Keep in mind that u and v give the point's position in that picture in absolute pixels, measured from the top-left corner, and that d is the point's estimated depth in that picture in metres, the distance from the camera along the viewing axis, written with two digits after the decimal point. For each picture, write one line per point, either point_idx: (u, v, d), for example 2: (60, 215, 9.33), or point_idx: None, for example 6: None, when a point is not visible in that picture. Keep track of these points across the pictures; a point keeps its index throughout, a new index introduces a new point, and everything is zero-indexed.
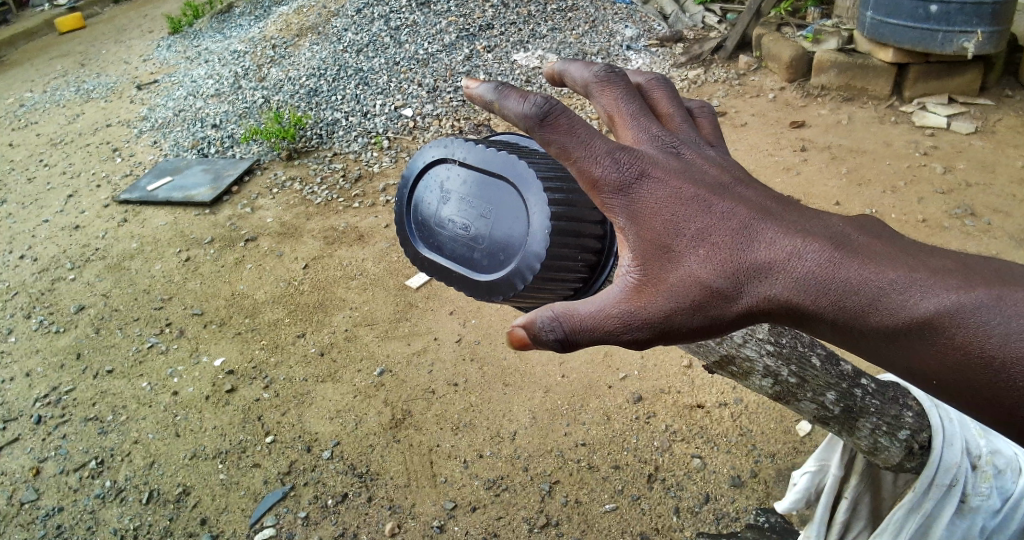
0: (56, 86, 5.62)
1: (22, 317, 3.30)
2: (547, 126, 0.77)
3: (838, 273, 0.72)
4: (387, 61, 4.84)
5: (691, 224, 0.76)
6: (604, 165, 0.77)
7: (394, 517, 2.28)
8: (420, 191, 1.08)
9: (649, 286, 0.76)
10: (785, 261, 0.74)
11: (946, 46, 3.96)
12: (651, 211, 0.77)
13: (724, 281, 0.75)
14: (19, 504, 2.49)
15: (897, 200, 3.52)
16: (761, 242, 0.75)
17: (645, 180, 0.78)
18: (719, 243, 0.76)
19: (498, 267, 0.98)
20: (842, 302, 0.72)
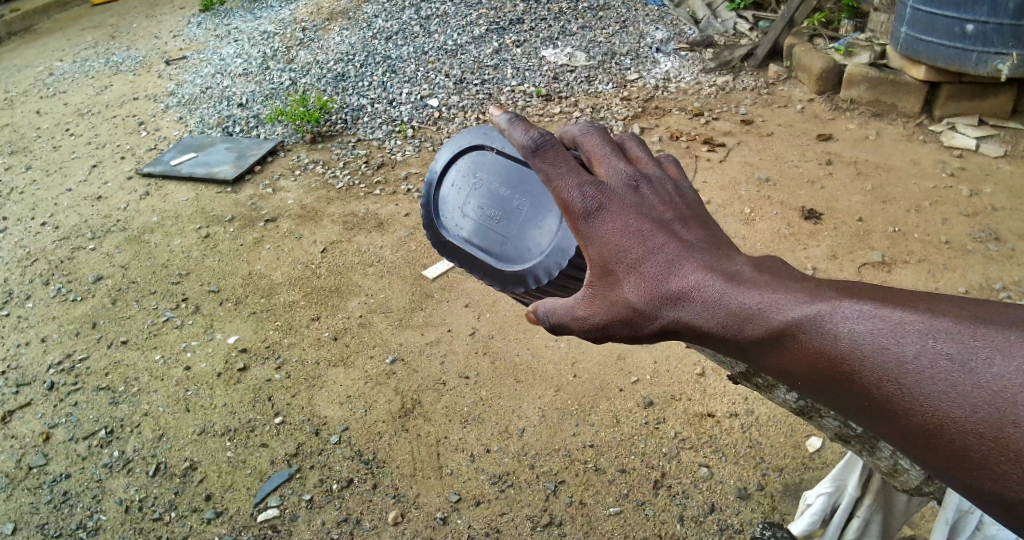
0: (86, 57, 5.66)
1: (41, 284, 3.33)
2: (536, 154, 1.00)
3: (728, 304, 0.84)
4: (415, 50, 4.85)
5: (623, 254, 0.92)
6: (574, 196, 0.95)
7: (398, 506, 2.28)
8: (460, 186, 1.31)
9: (597, 299, 0.95)
10: (690, 290, 0.87)
11: (979, 66, 3.88)
12: (604, 239, 0.93)
13: (649, 302, 0.90)
14: (28, 468, 2.52)
15: (920, 220, 3.47)
16: (677, 272, 0.88)
17: (603, 212, 0.94)
18: (642, 270, 0.90)
19: (527, 255, 1.16)
20: (724, 328, 0.84)
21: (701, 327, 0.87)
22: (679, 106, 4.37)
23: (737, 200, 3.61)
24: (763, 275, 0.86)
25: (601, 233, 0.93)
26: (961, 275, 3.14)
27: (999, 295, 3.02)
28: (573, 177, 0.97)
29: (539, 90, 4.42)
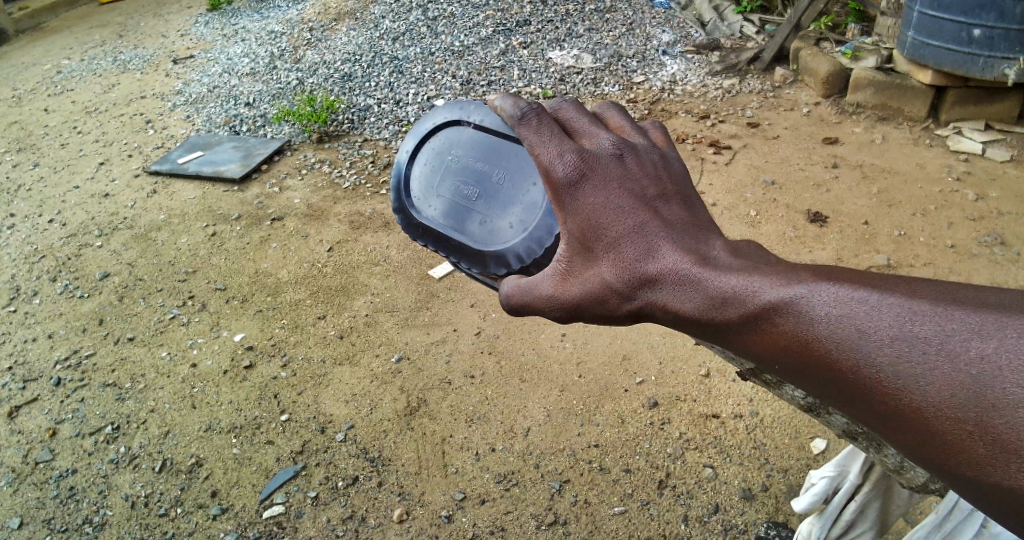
0: (94, 56, 5.68)
1: (48, 281, 3.35)
2: (522, 121, 1.07)
3: (699, 288, 0.88)
4: (422, 51, 4.86)
5: (599, 234, 0.96)
6: (556, 166, 1.00)
7: (403, 504, 2.29)
8: (436, 174, 1.40)
9: (575, 276, 1.01)
10: (665, 275, 0.91)
11: (986, 71, 3.89)
12: (586, 215, 0.98)
13: (624, 283, 0.95)
14: (34, 463, 2.53)
15: (926, 224, 3.47)
16: (651, 256, 0.93)
17: (587, 189, 0.98)
18: (620, 252, 0.95)
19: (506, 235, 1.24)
20: (698, 313, 0.89)
21: (675, 311, 0.91)
22: (684, 108, 4.37)
23: (742, 203, 3.62)
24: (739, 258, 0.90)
25: (582, 210, 0.98)
26: (966, 279, 3.14)
27: None
28: (549, 150, 1.02)
29: (545, 92, 4.43)
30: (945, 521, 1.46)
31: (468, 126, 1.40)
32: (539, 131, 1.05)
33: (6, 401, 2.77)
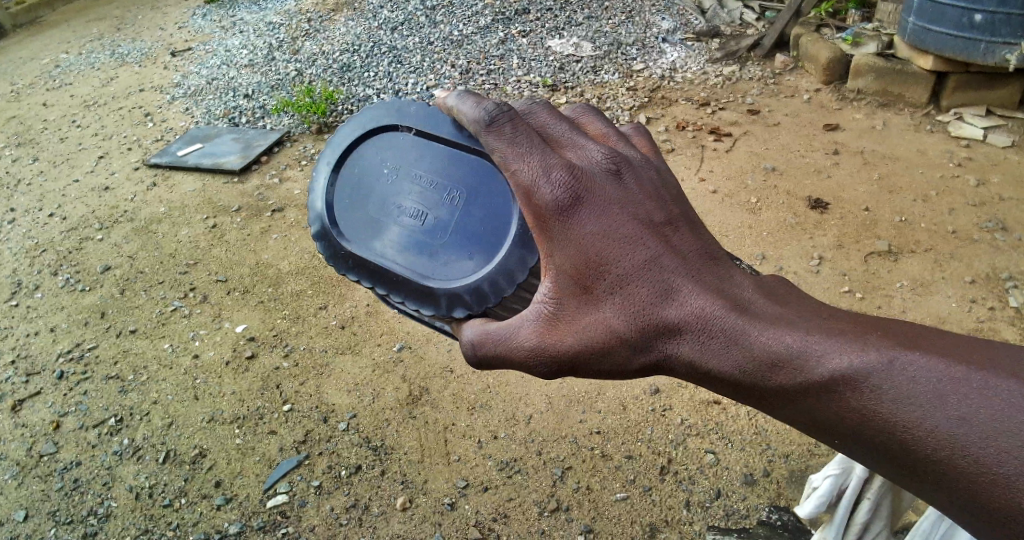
0: (92, 49, 5.66)
1: (50, 274, 3.35)
2: (490, 127, 1.08)
3: (714, 327, 0.95)
4: (421, 41, 4.85)
5: (603, 269, 0.99)
6: (552, 190, 1.00)
7: (406, 492, 2.30)
8: (376, 205, 1.40)
9: (572, 316, 1.03)
10: (678, 315, 0.97)
11: (988, 57, 3.87)
12: (591, 251, 0.99)
13: (632, 327, 0.99)
14: (39, 456, 2.55)
15: (927, 210, 3.47)
16: (661, 295, 0.98)
17: (592, 223, 0.99)
18: (627, 291, 0.99)
19: (464, 274, 1.29)
20: (711, 352, 0.95)
21: (685, 352, 0.97)
22: (684, 96, 4.35)
23: (743, 190, 3.61)
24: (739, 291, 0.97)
25: (585, 245, 0.99)
26: (967, 265, 3.16)
27: (1005, 285, 3.05)
28: (537, 171, 1.02)
29: (545, 81, 4.42)
30: None
31: (404, 155, 1.41)
32: (517, 144, 1.05)
33: (10, 394, 2.79)
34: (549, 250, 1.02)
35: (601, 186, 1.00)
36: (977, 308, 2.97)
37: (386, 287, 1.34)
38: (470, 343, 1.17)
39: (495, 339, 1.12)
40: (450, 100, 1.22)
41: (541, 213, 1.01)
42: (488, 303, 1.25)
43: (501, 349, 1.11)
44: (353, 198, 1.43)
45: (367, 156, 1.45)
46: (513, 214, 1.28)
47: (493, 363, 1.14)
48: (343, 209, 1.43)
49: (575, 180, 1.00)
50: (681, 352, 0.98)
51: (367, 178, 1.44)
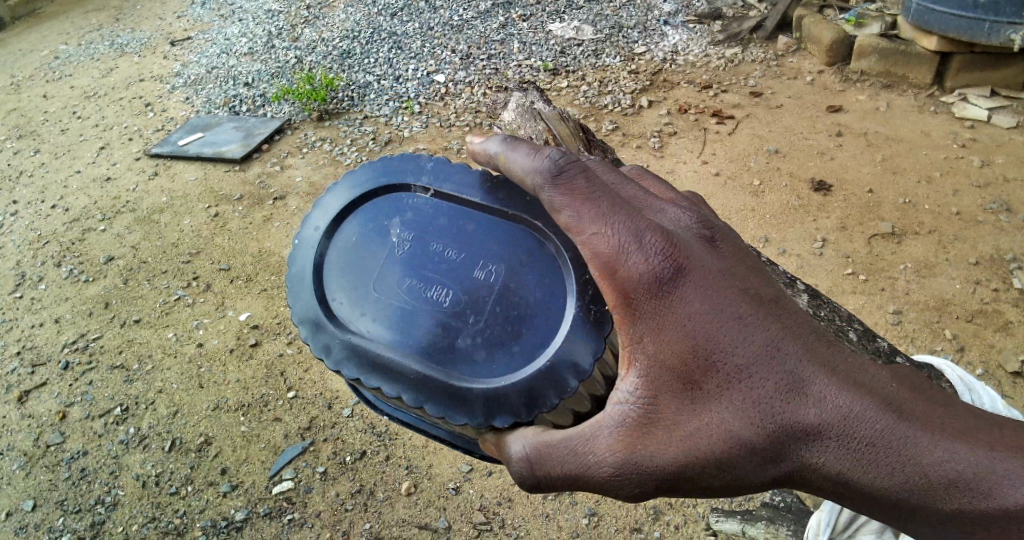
0: (91, 40, 5.63)
1: (53, 265, 3.36)
2: (559, 178, 1.03)
3: (843, 421, 0.86)
4: (421, 26, 4.81)
5: (703, 357, 0.91)
6: (650, 261, 0.93)
7: (411, 476, 2.36)
8: (389, 293, 1.25)
9: (671, 412, 0.92)
10: (800, 412, 0.88)
11: (992, 37, 3.84)
12: (699, 333, 0.91)
13: (743, 422, 0.90)
14: (46, 446, 2.56)
15: (930, 191, 3.45)
16: (777, 388, 0.89)
17: (699, 302, 0.92)
18: (735, 384, 0.90)
19: (501, 375, 1.16)
20: (841, 451, 0.86)
21: (809, 454, 0.88)
22: (686, 78, 4.32)
23: (746, 173, 3.59)
24: (860, 374, 0.90)
25: (693, 328, 0.91)
26: (971, 246, 3.16)
27: (1009, 266, 3.05)
28: (616, 237, 0.96)
29: (546, 65, 4.39)
30: None
31: (419, 236, 1.28)
32: (587, 199, 1.00)
33: (16, 385, 2.80)
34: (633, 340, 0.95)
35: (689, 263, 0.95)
36: (980, 289, 2.98)
37: (404, 391, 1.17)
38: (524, 454, 1.03)
39: (555, 459, 1.00)
40: (493, 147, 1.16)
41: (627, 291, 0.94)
42: (539, 410, 1.12)
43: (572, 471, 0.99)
44: (355, 286, 1.28)
45: (369, 238, 1.32)
46: (556, 305, 1.17)
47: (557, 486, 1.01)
48: (344, 297, 1.28)
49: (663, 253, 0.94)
50: (806, 455, 0.88)
51: (372, 261, 1.30)
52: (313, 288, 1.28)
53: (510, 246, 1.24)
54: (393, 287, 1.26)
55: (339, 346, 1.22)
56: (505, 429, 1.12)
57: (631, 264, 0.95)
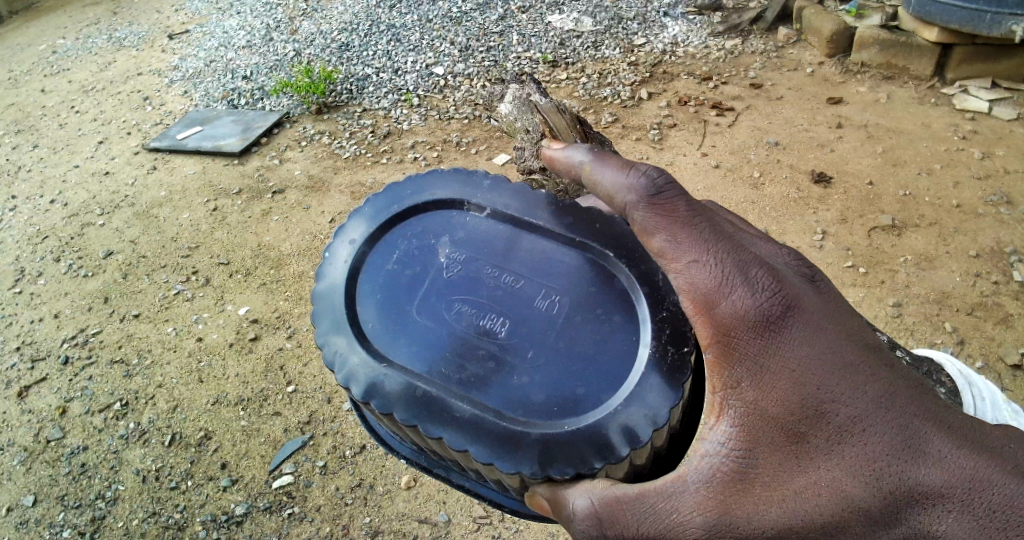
0: (89, 34, 5.60)
1: (52, 261, 3.35)
2: (658, 196, 1.20)
3: (960, 483, 0.95)
4: (420, 18, 4.79)
5: (816, 411, 1.04)
6: (752, 300, 1.10)
7: (410, 470, 2.37)
8: (437, 326, 1.35)
9: (775, 455, 1.05)
10: (914, 470, 0.98)
11: (993, 28, 3.83)
12: (800, 377, 1.06)
13: (842, 466, 1.01)
14: (46, 441, 2.57)
15: (931, 183, 3.45)
16: (890, 445, 1.00)
17: (801, 348, 1.08)
18: (846, 439, 1.02)
19: (553, 421, 1.23)
20: (955, 512, 0.94)
21: (924, 516, 0.95)
22: (687, 70, 4.30)
23: (746, 165, 3.58)
24: (948, 422, 1.03)
25: (796, 374, 1.06)
26: (972, 239, 3.16)
27: (1009, 259, 3.05)
28: (717, 276, 1.12)
29: (545, 57, 4.37)
30: None
31: (464, 274, 1.39)
32: (681, 230, 1.16)
33: (16, 380, 2.80)
34: (738, 382, 1.09)
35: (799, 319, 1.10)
36: (981, 282, 2.98)
37: (446, 428, 1.23)
38: (595, 510, 1.12)
39: (644, 508, 1.09)
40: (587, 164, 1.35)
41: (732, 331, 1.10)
42: (606, 460, 1.18)
43: (661, 520, 1.08)
44: (378, 310, 1.39)
45: (388, 262, 1.45)
46: (602, 354, 1.28)
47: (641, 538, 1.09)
48: (367, 321, 1.38)
49: (771, 303, 1.10)
50: (919, 516, 0.96)
51: (417, 295, 1.39)
52: (340, 305, 1.39)
53: (546, 279, 1.38)
54: (424, 316, 1.37)
55: (367, 373, 1.30)
56: (562, 480, 1.18)
57: (735, 307, 1.10)
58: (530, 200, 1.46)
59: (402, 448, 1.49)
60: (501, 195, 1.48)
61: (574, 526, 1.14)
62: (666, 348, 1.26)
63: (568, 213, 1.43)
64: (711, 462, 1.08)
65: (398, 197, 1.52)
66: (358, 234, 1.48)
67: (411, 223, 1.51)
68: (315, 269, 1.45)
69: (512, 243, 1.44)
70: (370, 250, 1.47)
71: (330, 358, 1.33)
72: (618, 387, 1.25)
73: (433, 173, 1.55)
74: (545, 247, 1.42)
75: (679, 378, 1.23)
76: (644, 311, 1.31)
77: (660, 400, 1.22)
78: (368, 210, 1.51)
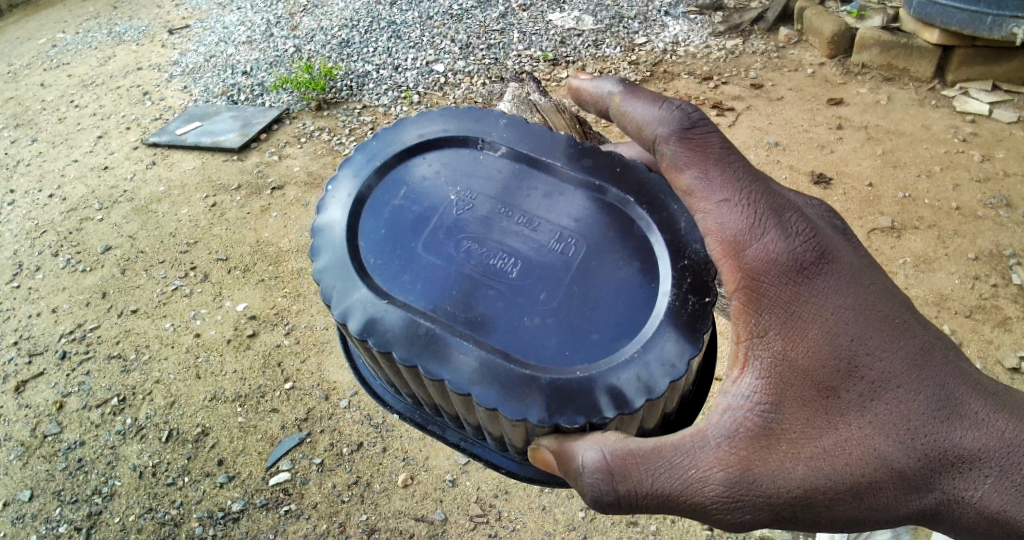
0: (88, 28, 5.57)
1: (50, 255, 3.34)
2: (693, 130, 1.33)
3: (991, 450, 1.13)
4: (420, 15, 4.78)
5: (848, 368, 1.18)
6: (789, 257, 1.22)
7: (407, 468, 2.38)
8: (438, 264, 1.35)
9: (803, 407, 1.17)
10: (949, 434, 1.15)
11: (994, 31, 3.83)
12: (835, 336, 1.19)
13: (863, 420, 1.16)
14: (43, 436, 2.56)
15: (931, 185, 3.45)
16: (924, 409, 1.16)
17: (836, 310, 1.20)
18: (877, 396, 1.17)
19: (559, 366, 1.24)
20: (991, 480, 1.13)
21: (956, 481, 1.14)
22: (687, 70, 4.29)
23: None
24: (958, 384, 1.18)
25: (831, 335, 1.18)
26: (970, 242, 3.17)
27: (1008, 262, 3.07)
28: (746, 218, 1.24)
29: (546, 56, 4.37)
30: None
31: (463, 213, 1.41)
32: (714, 168, 1.29)
33: (13, 375, 2.80)
34: (766, 332, 1.21)
35: (828, 268, 1.23)
36: (979, 285, 3.00)
37: (449, 370, 1.23)
38: (607, 462, 1.14)
39: (659, 465, 1.15)
40: (620, 101, 1.43)
41: (760, 277, 1.22)
42: (620, 411, 1.19)
43: (676, 476, 1.14)
44: (379, 246, 1.39)
45: (396, 199, 1.46)
46: (613, 304, 1.31)
47: (651, 495, 1.15)
48: (368, 258, 1.38)
49: (802, 250, 1.23)
50: (952, 483, 1.14)
51: (418, 235, 1.40)
52: (342, 242, 1.39)
53: (560, 228, 1.39)
54: (429, 253, 1.37)
55: (365, 308, 1.30)
56: (570, 428, 1.18)
57: (764, 252, 1.23)
58: (544, 142, 1.49)
59: (396, 403, 1.50)
60: (517, 137, 1.51)
61: (583, 479, 1.16)
62: (686, 298, 1.28)
63: (587, 156, 1.46)
64: (734, 415, 1.18)
65: (406, 133, 1.55)
66: (362, 169, 1.50)
67: (416, 166, 1.52)
68: (318, 203, 1.45)
69: (522, 184, 1.46)
70: (379, 184, 1.49)
71: (327, 293, 1.33)
72: (635, 337, 1.26)
73: (442, 112, 1.58)
74: (558, 199, 1.44)
75: (695, 327, 1.25)
76: (664, 264, 1.34)
77: (676, 353, 1.23)
78: (375, 149, 1.53)
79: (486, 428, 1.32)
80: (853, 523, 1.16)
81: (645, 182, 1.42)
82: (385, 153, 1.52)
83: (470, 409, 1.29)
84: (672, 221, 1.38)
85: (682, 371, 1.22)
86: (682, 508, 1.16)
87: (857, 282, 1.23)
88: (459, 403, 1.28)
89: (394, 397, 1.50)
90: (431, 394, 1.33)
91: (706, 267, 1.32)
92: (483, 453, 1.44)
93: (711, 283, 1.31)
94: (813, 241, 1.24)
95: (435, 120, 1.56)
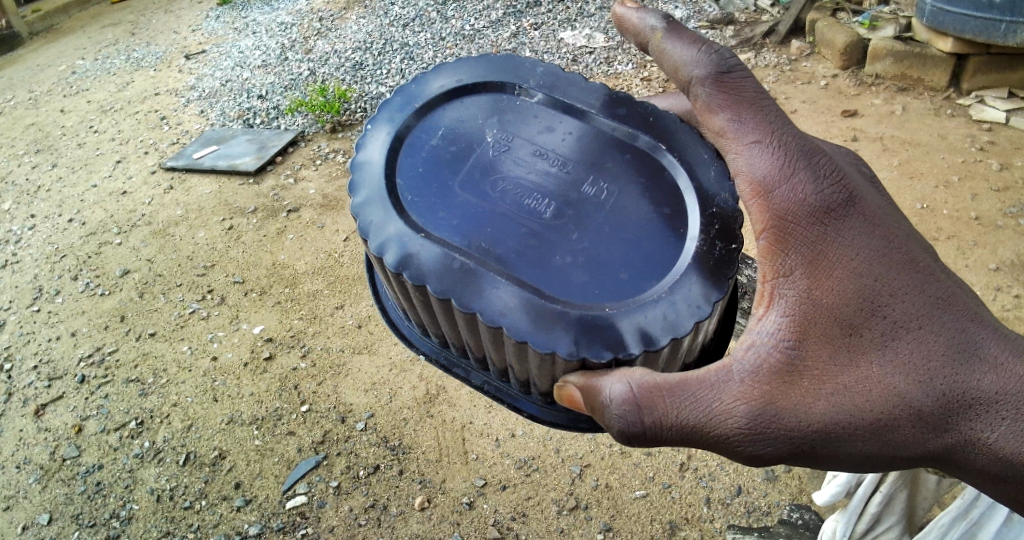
0: (107, 55, 5.66)
1: (70, 279, 3.38)
2: (730, 74, 1.30)
3: (1008, 393, 1.11)
4: (433, 36, 4.83)
5: (871, 307, 1.16)
6: (821, 198, 1.20)
7: (424, 491, 2.36)
8: (473, 204, 1.35)
9: (824, 344, 1.15)
10: (967, 375, 1.12)
11: (1008, 38, 3.78)
12: (857, 276, 1.17)
13: (882, 359, 1.14)
14: (62, 459, 2.58)
15: (949, 195, 3.42)
16: (942, 350, 1.14)
17: (861, 250, 1.18)
18: (898, 336, 1.15)
19: (587, 302, 1.25)
20: (1008, 422, 1.10)
21: (975, 423, 1.12)
22: None
23: None
24: (977, 327, 1.16)
25: (855, 274, 1.17)
26: (991, 252, 3.14)
27: None
28: (778, 160, 1.23)
29: None
30: (973, 508, 1.62)
31: (496, 155, 1.41)
32: (747, 110, 1.28)
33: (33, 399, 2.83)
34: (791, 271, 1.19)
35: (856, 210, 1.21)
36: (1001, 296, 2.97)
37: (480, 301, 1.24)
38: (632, 396, 1.14)
39: (683, 398, 1.15)
40: (663, 44, 1.40)
41: (788, 218, 1.20)
42: (644, 349, 1.20)
43: (699, 409, 1.14)
44: (416, 184, 1.39)
45: (433, 141, 1.46)
46: (642, 248, 1.31)
47: (675, 428, 1.16)
48: (405, 195, 1.38)
49: (830, 191, 1.21)
50: (970, 425, 1.12)
51: (453, 176, 1.40)
52: (381, 177, 1.39)
53: (594, 168, 1.38)
54: (465, 191, 1.36)
55: (402, 242, 1.30)
56: (597, 365, 1.20)
57: (793, 193, 1.21)
58: (581, 87, 1.48)
59: (423, 346, 1.56)
60: (553, 84, 1.49)
61: (609, 411, 1.16)
62: (713, 244, 1.28)
63: (621, 105, 1.44)
64: (758, 352, 1.17)
65: (442, 75, 1.53)
66: (401, 110, 1.49)
67: (455, 109, 1.50)
68: (358, 140, 1.46)
69: (553, 127, 1.45)
70: (417, 124, 1.48)
71: (366, 227, 1.34)
72: (661, 278, 1.27)
73: (481, 58, 1.55)
74: (592, 142, 1.42)
75: (721, 271, 1.26)
76: (692, 211, 1.34)
77: (701, 294, 1.24)
78: (414, 92, 1.51)
79: (513, 372, 1.37)
80: (869, 460, 1.15)
81: (678, 133, 1.40)
82: (425, 93, 1.51)
83: (498, 347, 1.32)
84: (702, 175, 1.36)
85: (707, 312, 1.23)
86: (702, 443, 1.16)
87: (884, 225, 1.21)
88: (489, 340, 1.30)
89: (421, 339, 1.56)
90: (461, 333, 1.37)
91: (736, 216, 1.32)
92: (505, 395, 1.48)
93: (738, 230, 1.31)
94: (843, 184, 1.22)
95: (474, 64, 1.54)
